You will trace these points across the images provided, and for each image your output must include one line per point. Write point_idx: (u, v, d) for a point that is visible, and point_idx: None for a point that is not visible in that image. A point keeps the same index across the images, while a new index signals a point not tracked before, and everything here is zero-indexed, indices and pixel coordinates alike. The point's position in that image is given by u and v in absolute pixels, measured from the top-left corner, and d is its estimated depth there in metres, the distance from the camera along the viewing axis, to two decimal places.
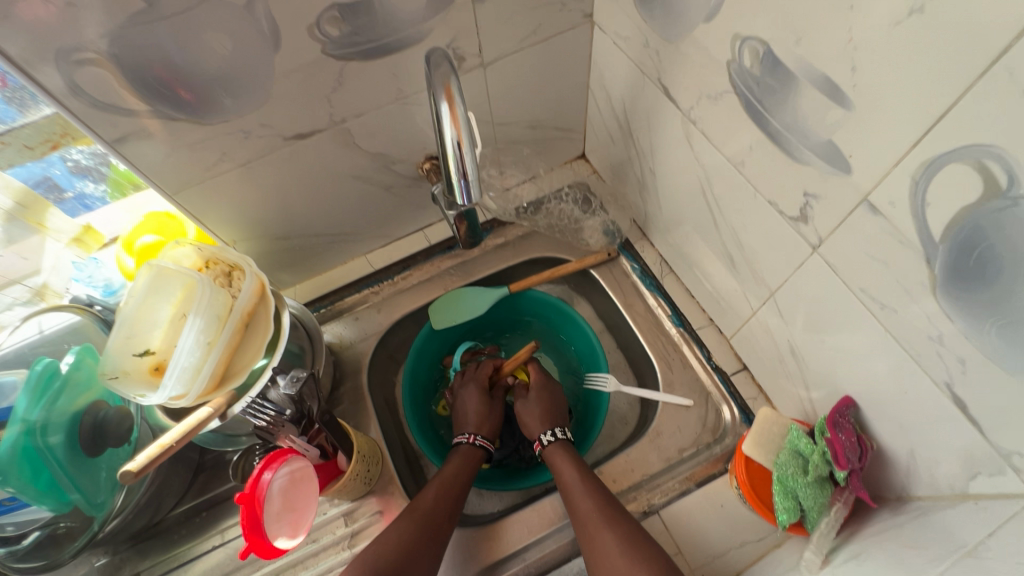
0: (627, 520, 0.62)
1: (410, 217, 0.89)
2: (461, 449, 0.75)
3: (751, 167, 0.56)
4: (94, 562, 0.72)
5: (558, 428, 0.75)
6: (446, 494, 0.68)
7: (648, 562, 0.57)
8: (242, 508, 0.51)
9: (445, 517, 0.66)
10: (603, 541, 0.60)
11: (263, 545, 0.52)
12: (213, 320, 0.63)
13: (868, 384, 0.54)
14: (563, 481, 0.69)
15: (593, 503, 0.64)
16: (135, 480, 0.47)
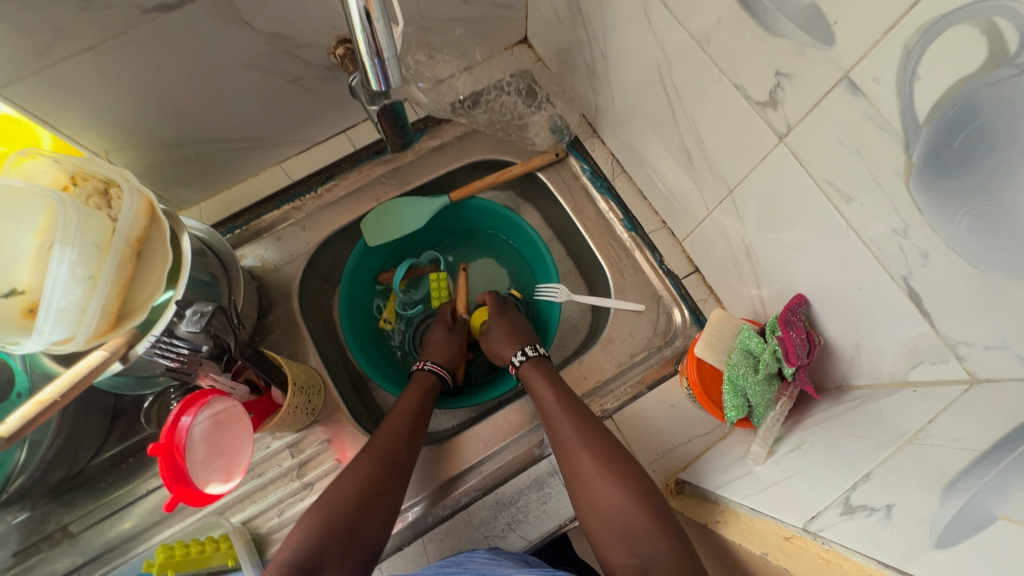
0: (604, 439, 0.60)
1: (329, 118, 0.76)
2: (416, 379, 0.72)
3: (717, 44, 0.48)
4: (12, 519, 0.65)
5: (533, 345, 0.72)
6: (399, 427, 0.64)
7: (624, 480, 0.56)
8: (159, 460, 0.46)
9: (400, 447, 0.62)
10: (580, 462, 0.59)
11: (190, 495, 0.47)
12: (91, 249, 0.52)
13: (822, 281, 0.53)
14: (537, 401, 0.66)
15: (569, 423, 0.61)
16: (9, 444, 0.41)
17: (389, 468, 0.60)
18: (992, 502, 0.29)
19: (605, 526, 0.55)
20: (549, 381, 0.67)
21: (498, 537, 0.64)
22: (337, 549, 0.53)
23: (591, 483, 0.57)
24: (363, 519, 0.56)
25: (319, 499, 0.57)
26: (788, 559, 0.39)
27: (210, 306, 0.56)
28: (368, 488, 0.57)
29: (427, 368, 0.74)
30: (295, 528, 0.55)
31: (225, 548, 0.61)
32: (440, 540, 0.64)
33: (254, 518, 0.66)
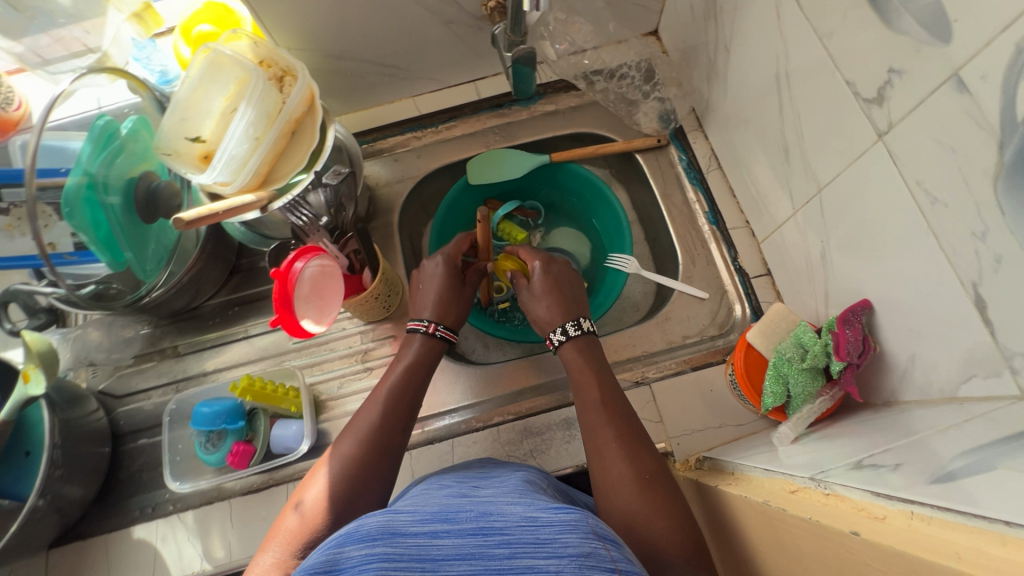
0: (645, 455, 0.53)
1: (463, 64, 0.86)
2: (423, 341, 0.67)
3: (840, 40, 0.51)
4: (139, 330, 0.82)
5: (583, 320, 0.67)
6: (399, 401, 0.61)
7: (665, 502, 0.49)
8: (275, 283, 0.56)
9: (396, 421, 0.59)
10: (614, 472, 0.52)
11: (289, 322, 0.57)
12: (262, 116, 0.64)
13: (891, 289, 0.54)
14: (584, 403, 0.59)
15: (612, 432, 0.55)
16: (184, 229, 0.54)
17: (384, 436, 0.57)
18: (989, 466, 0.31)
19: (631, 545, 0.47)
20: (599, 382, 0.61)
21: (519, 459, 0.70)
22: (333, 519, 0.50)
23: (623, 494, 0.50)
24: (361, 496, 0.53)
25: (322, 471, 0.54)
26: (788, 503, 0.41)
27: (344, 171, 0.68)
28: (364, 458, 0.55)
29: (433, 334, 0.67)
30: (292, 506, 0.52)
31: (292, 396, 0.73)
32: (467, 446, 0.71)
33: (320, 382, 0.77)
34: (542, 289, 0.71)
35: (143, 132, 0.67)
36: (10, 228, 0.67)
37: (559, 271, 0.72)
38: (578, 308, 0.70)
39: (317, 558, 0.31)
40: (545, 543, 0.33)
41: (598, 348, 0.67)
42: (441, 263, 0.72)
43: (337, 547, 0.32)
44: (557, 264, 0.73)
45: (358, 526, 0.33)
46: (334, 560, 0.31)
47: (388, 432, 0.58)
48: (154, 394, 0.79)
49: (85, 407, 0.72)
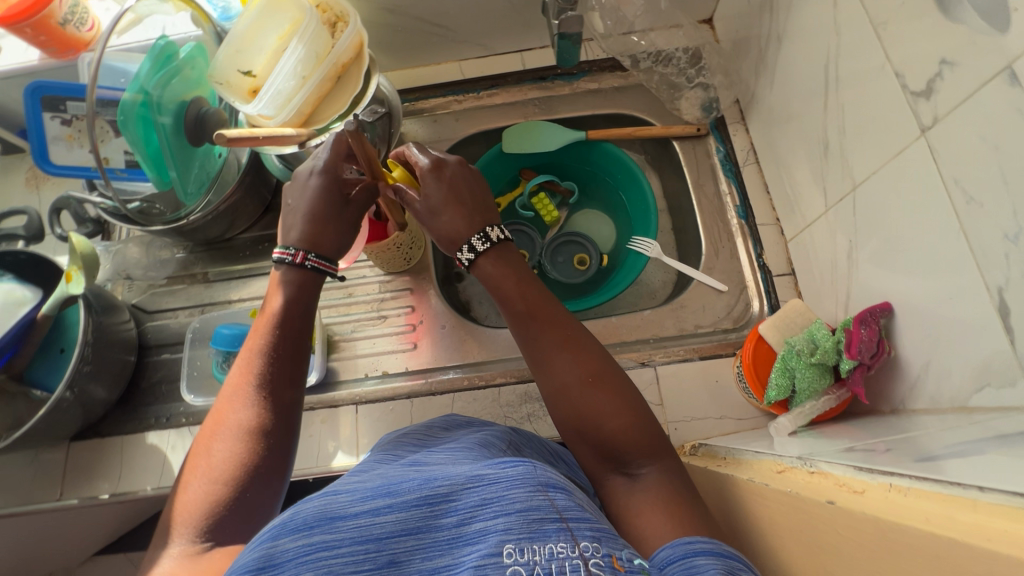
0: (587, 353, 0.53)
1: (512, 33, 0.87)
2: (295, 278, 0.54)
3: (895, 29, 0.50)
4: (175, 253, 0.86)
5: (490, 229, 0.58)
6: (288, 330, 0.52)
7: (614, 396, 0.51)
8: None
9: (289, 346, 0.51)
10: (563, 377, 0.52)
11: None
12: (312, 57, 0.66)
13: (914, 292, 0.52)
14: (512, 314, 0.56)
15: (551, 338, 0.54)
16: (225, 145, 0.57)
17: (281, 364, 0.50)
18: (972, 456, 0.31)
19: (591, 442, 0.50)
20: (520, 280, 0.57)
21: (515, 421, 0.71)
22: (248, 473, 0.43)
23: (574, 400, 0.51)
24: (269, 440, 0.45)
25: (219, 430, 0.45)
26: (772, 480, 0.41)
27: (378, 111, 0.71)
28: (262, 397, 0.47)
29: (308, 263, 0.55)
30: (191, 482, 0.43)
31: None
32: (467, 402, 0.73)
33: (335, 323, 0.80)
34: (437, 201, 0.59)
35: (198, 59, 0.69)
36: (71, 139, 0.72)
37: (453, 175, 0.60)
38: (487, 212, 0.60)
39: (254, 551, 0.32)
40: (492, 502, 0.35)
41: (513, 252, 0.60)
42: (318, 177, 0.58)
43: (272, 541, 0.32)
44: (447, 167, 0.60)
45: (293, 515, 0.33)
46: (269, 556, 0.31)
47: (283, 362, 0.50)
48: (180, 314, 0.84)
49: (119, 316, 0.76)
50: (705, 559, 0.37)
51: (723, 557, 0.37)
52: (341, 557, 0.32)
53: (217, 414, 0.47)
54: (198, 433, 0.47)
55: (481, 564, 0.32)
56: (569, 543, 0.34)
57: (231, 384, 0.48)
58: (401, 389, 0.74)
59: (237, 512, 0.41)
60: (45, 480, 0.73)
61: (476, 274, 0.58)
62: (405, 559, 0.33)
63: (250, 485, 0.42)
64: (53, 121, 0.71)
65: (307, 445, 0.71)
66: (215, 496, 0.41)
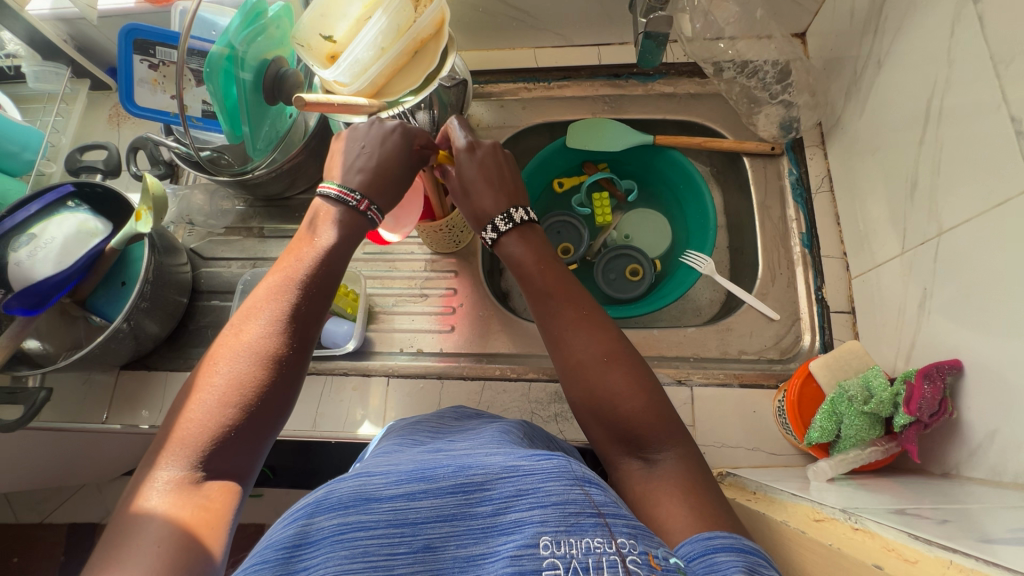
0: (606, 331, 0.52)
1: (594, 26, 0.85)
2: (343, 217, 0.53)
3: (1018, 70, 0.46)
4: (235, 206, 0.89)
5: (513, 210, 0.58)
6: (326, 266, 0.50)
7: (631, 376, 0.49)
8: None
9: (325, 283, 0.50)
10: (580, 355, 0.51)
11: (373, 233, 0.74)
12: (393, 29, 0.66)
13: (992, 355, 0.48)
14: (531, 292, 0.56)
15: (570, 316, 0.53)
16: (301, 109, 0.58)
17: (313, 296, 0.48)
18: None
19: (606, 423, 0.49)
20: (540, 261, 0.57)
21: (542, 419, 0.71)
22: (256, 403, 0.42)
23: (590, 378, 0.50)
24: (284, 371, 0.44)
25: (235, 349, 0.44)
26: (810, 529, 0.39)
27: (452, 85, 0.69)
28: (284, 327, 0.45)
29: (368, 213, 0.55)
30: (197, 396, 0.42)
31: (350, 298, 0.78)
32: (496, 392, 0.73)
33: (377, 295, 0.81)
34: (470, 179, 0.60)
35: (284, 20, 0.70)
36: (156, 83, 0.75)
37: (486, 155, 0.61)
38: (515, 194, 0.61)
39: (290, 527, 0.32)
40: (529, 493, 0.35)
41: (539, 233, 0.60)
42: (394, 130, 0.59)
43: (307, 518, 0.33)
44: (482, 148, 0.61)
45: (328, 494, 0.33)
46: (304, 533, 0.32)
47: (314, 296, 0.48)
48: (233, 264, 0.87)
49: (177, 259, 0.80)
50: (725, 555, 0.36)
51: (744, 553, 0.36)
52: (376, 538, 0.32)
53: (236, 330, 0.46)
54: (212, 344, 0.45)
55: (518, 555, 0.32)
56: (607, 539, 0.34)
57: (255, 303, 0.47)
58: (433, 369, 0.75)
59: (237, 443, 0.41)
60: (92, 401, 0.78)
61: (499, 253, 0.58)
62: (440, 544, 0.33)
63: (257, 414, 0.42)
64: (142, 64, 0.73)
65: (337, 410, 0.72)
66: (220, 422, 0.41)
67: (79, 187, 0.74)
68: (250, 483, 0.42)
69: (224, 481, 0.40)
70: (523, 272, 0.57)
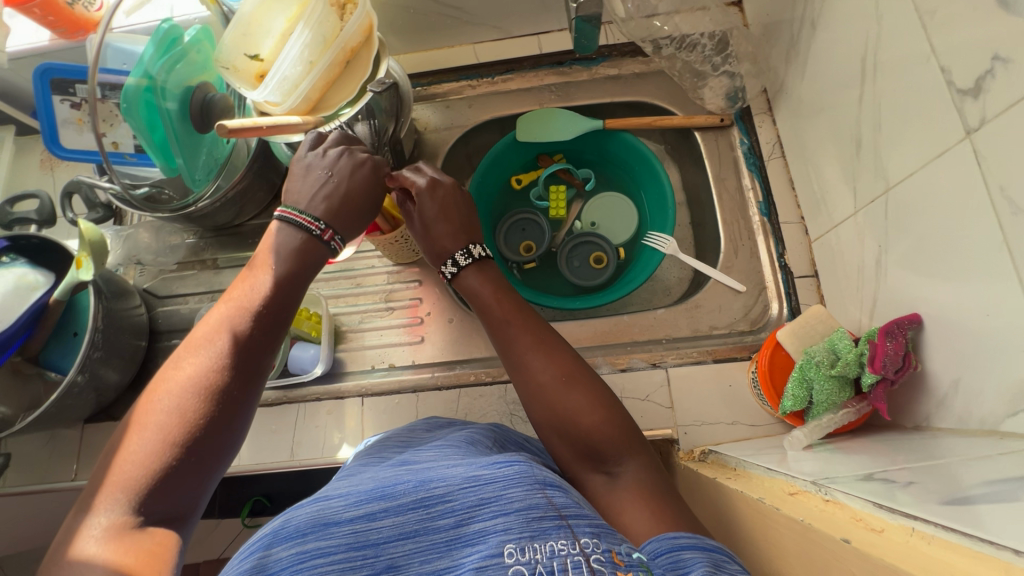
0: (564, 353, 0.52)
1: (529, 15, 0.83)
2: (297, 245, 0.51)
3: (943, 20, 0.46)
4: (186, 239, 0.86)
5: (473, 247, 0.58)
6: (281, 293, 0.49)
7: (588, 394, 0.49)
8: None
9: (278, 312, 0.49)
10: (538, 375, 0.51)
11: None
12: (319, 41, 0.64)
13: (949, 306, 0.49)
14: (490, 321, 0.56)
15: (526, 341, 0.53)
16: (228, 137, 0.55)
17: (266, 325, 0.47)
18: (1004, 500, 0.29)
19: (568, 441, 0.48)
20: (499, 290, 0.57)
21: (521, 419, 0.70)
22: (201, 436, 0.41)
23: (549, 397, 0.49)
24: (230, 402, 0.43)
25: (177, 383, 0.42)
26: (783, 503, 0.39)
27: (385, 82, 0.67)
28: (230, 358, 0.44)
29: (331, 243, 0.53)
30: (138, 433, 0.40)
31: (313, 321, 0.76)
32: (472, 398, 0.72)
33: (340, 314, 0.79)
34: (430, 214, 0.59)
35: (204, 43, 0.68)
36: (81, 123, 0.71)
37: (447, 193, 0.60)
38: (472, 231, 0.61)
39: (247, 560, 0.31)
40: (491, 502, 0.35)
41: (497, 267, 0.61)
42: (366, 167, 0.57)
43: (264, 550, 0.32)
44: (443, 186, 0.60)
45: (285, 524, 0.32)
46: (262, 564, 0.31)
47: (266, 323, 0.47)
48: (191, 299, 0.84)
49: (129, 301, 0.77)
50: (692, 553, 0.36)
51: (709, 552, 0.36)
52: (336, 562, 0.31)
53: (181, 361, 0.44)
54: (153, 378, 0.44)
55: (483, 565, 0.31)
56: (570, 540, 0.33)
57: (202, 333, 0.46)
58: (407, 383, 0.74)
59: (182, 481, 0.39)
60: (60, 458, 0.75)
61: (459, 287, 0.58)
62: (403, 563, 0.32)
63: (202, 448, 0.41)
64: (62, 104, 0.70)
65: (313, 436, 0.71)
66: (164, 460, 0.39)
67: (13, 240, 0.71)
68: (193, 522, 0.41)
69: (167, 522, 0.38)
70: (483, 304, 0.56)
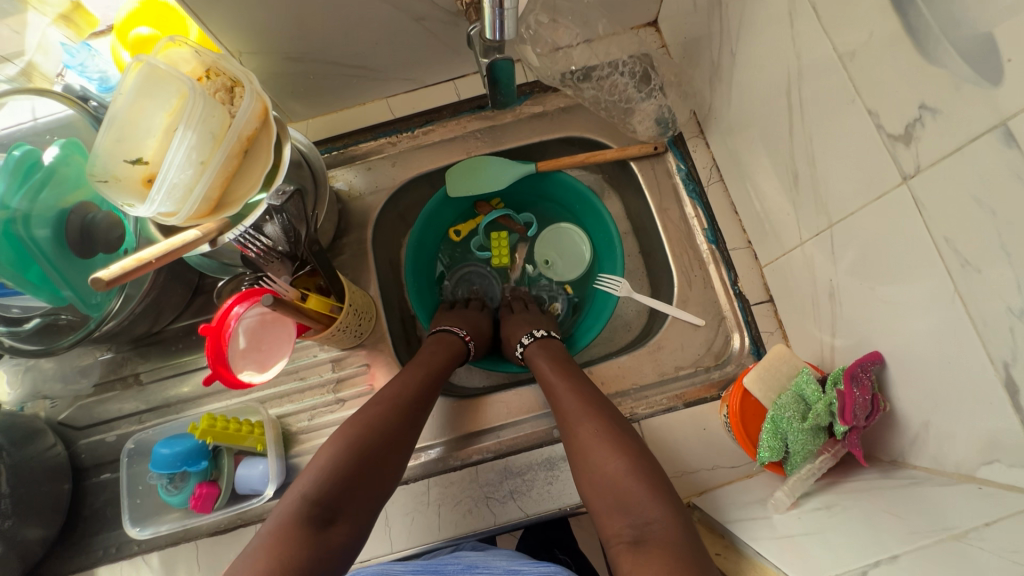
0: (607, 413, 0.59)
1: (441, 62, 0.78)
2: (439, 336, 0.74)
3: (864, 63, 0.44)
4: (99, 356, 0.77)
5: (537, 329, 0.74)
6: (435, 376, 0.68)
7: (622, 448, 0.55)
8: (207, 338, 0.53)
9: (425, 402, 0.66)
10: (582, 433, 0.58)
11: (228, 376, 0.55)
12: (207, 138, 0.57)
13: (907, 346, 0.48)
14: (546, 385, 0.65)
15: (571, 399, 0.62)
16: (106, 290, 0.45)
17: (415, 417, 0.64)
18: None
19: (601, 494, 0.54)
20: (557, 363, 0.67)
21: (498, 502, 0.66)
22: (335, 501, 0.54)
23: (591, 451, 0.56)
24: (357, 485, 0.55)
25: (333, 448, 0.57)
26: None
27: (290, 189, 0.60)
28: (384, 434, 0.60)
29: (468, 344, 0.76)
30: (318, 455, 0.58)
31: (257, 433, 0.69)
32: (443, 487, 0.67)
33: (287, 416, 0.73)
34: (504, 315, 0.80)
35: (75, 156, 0.60)
36: None
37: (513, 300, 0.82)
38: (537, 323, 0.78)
39: None
40: None
41: (558, 344, 0.73)
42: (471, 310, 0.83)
43: None
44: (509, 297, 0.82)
45: None
46: None
47: (414, 413, 0.64)
48: (116, 424, 0.75)
49: (42, 443, 0.68)
50: None
51: None
52: None
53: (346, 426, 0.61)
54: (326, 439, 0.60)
55: None
56: None
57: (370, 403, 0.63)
58: None
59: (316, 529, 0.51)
60: None
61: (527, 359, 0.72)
62: None
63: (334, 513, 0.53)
64: None
65: None
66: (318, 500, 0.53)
67: None
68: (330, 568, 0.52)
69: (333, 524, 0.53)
70: (542, 374, 0.67)
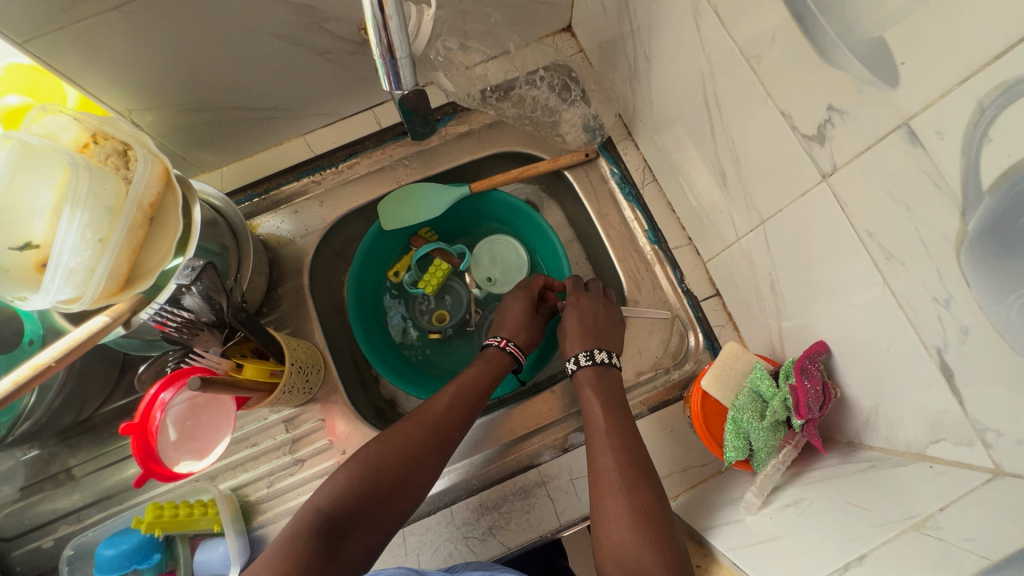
0: (647, 485, 0.55)
1: (356, 93, 0.75)
2: (487, 354, 0.69)
3: (771, 65, 0.44)
4: (21, 456, 0.69)
5: (597, 350, 0.66)
6: (469, 390, 0.64)
7: (653, 530, 0.51)
8: (131, 439, 0.51)
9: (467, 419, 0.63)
10: (612, 505, 0.54)
11: (161, 471, 0.53)
12: (102, 213, 0.52)
13: (847, 333, 0.48)
14: (590, 436, 0.60)
15: (609, 458, 0.57)
16: None
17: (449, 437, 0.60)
18: None
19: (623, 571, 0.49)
20: (606, 405, 0.62)
21: (477, 540, 0.64)
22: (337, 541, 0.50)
23: (620, 522, 0.52)
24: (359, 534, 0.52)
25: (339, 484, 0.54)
26: None
27: (201, 261, 0.56)
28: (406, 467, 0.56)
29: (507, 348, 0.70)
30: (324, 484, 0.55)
31: (212, 513, 0.64)
32: (420, 534, 0.64)
33: (242, 487, 0.68)
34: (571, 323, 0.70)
35: None
36: None
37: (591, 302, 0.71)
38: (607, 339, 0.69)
39: None
40: None
41: (616, 374, 0.67)
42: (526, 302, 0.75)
43: None
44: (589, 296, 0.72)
45: None
46: None
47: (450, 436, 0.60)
48: (53, 528, 0.68)
49: None
50: None
51: None
52: None
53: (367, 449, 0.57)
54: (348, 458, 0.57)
55: None
56: None
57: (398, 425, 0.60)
58: None
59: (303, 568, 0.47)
60: None
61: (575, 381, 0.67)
62: None
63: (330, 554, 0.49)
64: None
65: None
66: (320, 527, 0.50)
67: None
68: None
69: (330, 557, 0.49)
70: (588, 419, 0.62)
